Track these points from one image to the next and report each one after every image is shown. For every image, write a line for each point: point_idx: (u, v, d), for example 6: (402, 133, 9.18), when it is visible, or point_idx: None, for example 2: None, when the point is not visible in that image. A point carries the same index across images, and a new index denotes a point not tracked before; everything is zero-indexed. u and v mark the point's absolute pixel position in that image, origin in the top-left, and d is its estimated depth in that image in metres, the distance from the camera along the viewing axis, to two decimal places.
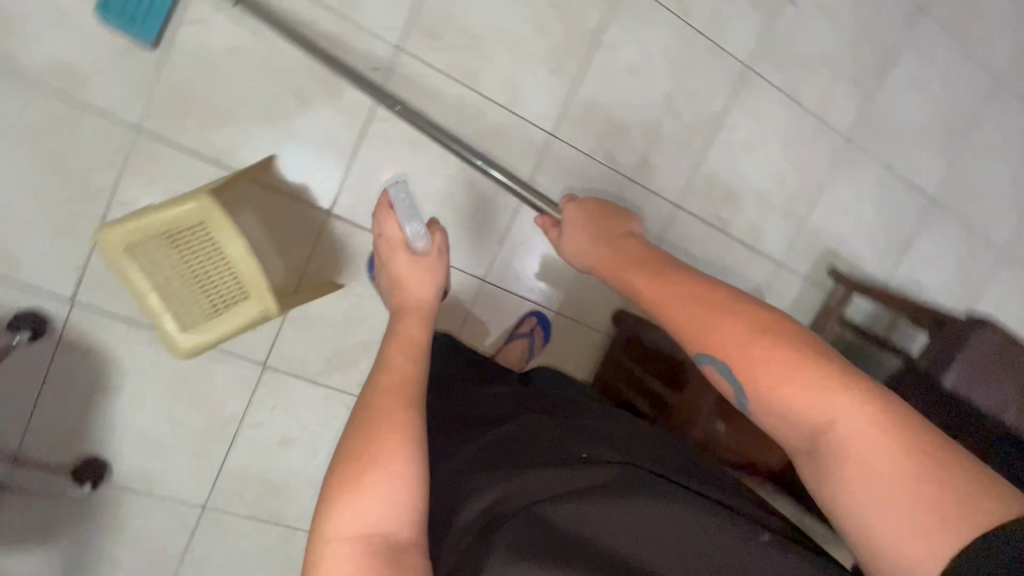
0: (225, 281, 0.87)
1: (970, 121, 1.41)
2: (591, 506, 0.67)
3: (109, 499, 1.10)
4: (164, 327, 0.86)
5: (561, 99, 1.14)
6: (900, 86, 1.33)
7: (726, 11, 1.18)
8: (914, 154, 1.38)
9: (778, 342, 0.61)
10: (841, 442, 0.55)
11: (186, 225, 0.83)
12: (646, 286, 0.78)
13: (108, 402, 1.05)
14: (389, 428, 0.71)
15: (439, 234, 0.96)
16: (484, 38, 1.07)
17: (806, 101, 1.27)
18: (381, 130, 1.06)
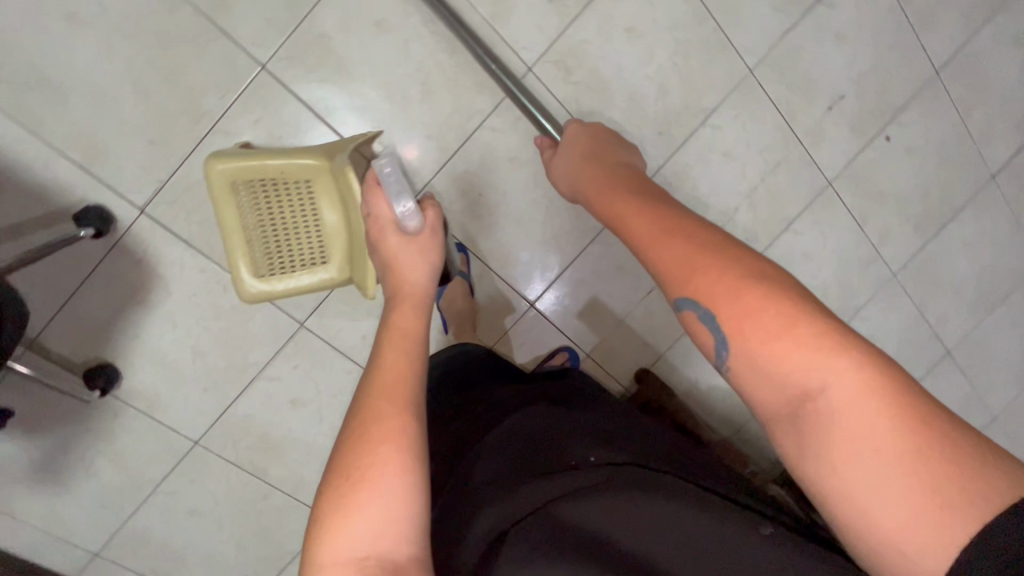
0: (306, 238, 0.87)
1: (1005, 291, 1.49)
2: (604, 504, 0.69)
3: (106, 408, 1.07)
4: (237, 269, 0.86)
5: (658, 159, 1.17)
6: (954, 242, 1.41)
7: (826, 127, 1.23)
8: (946, 305, 1.45)
9: (768, 295, 0.57)
10: (831, 410, 0.52)
11: (293, 177, 0.84)
12: (634, 219, 0.75)
13: (141, 315, 1.03)
14: (383, 434, 0.69)
15: (431, 212, 0.86)
16: (607, 83, 1.11)
17: (869, 229, 1.33)
18: (485, 137, 1.09)
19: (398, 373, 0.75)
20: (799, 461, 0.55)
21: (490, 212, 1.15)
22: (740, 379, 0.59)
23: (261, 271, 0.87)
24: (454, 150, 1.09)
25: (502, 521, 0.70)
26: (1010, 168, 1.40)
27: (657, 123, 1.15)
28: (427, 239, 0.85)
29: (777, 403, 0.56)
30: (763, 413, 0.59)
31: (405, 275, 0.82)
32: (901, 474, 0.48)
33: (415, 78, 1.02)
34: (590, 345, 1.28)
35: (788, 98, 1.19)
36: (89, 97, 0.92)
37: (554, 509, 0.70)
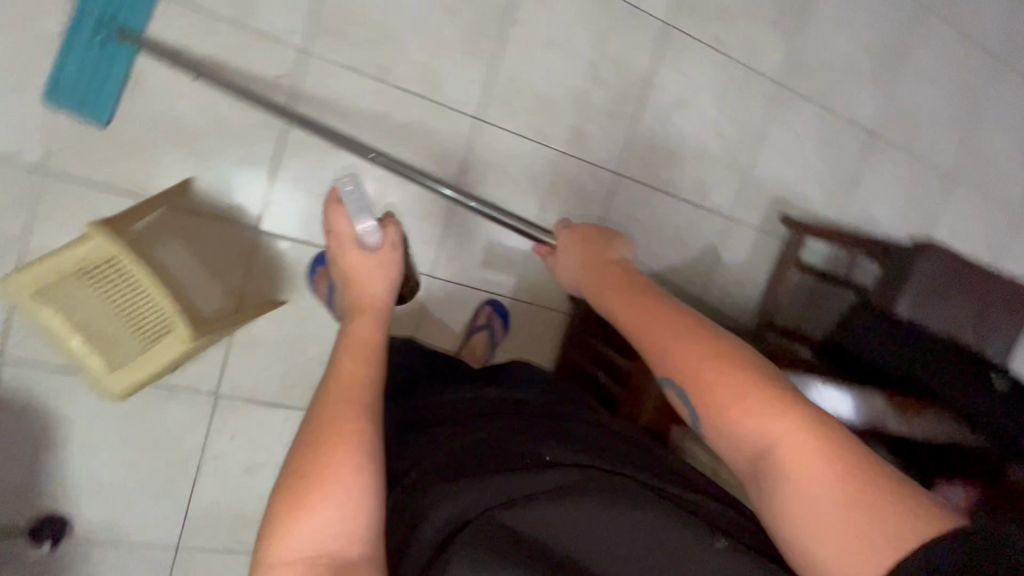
0: (144, 309, 0.83)
1: (902, 49, 1.41)
2: (561, 509, 0.54)
3: (74, 556, 1.05)
4: (89, 370, 0.82)
5: (484, 82, 1.11)
6: (824, 21, 1.32)
7: None
8: (848, 89, 1.38)
9: (729, 368, 0.51)
10: (783, 464, 0.47)
11: (97, 262, 0.81)
12: (621, 305, 0.63)
13: (58, 455, 1.01)
14: (333, 435, 0.61)
15: (393, 230, 0.86)
16: (396, 29, 1.03)
17: (731, 46, 1.26)
18: (298, 139, 1.02)
19: (353, 373, 0.70)
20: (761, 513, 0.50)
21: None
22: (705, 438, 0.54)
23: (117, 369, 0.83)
24: (273, 165, 1.02)
25: (452, 525, 0.55)
26: None
27: (463, 51, 1.08)
28: (385, 256, 0.85)
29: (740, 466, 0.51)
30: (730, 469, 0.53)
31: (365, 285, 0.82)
32: (853, 548, 0.42)
33: (196, 115, 0.96)
34: (509, 290, 1.24)
35: None
36: None
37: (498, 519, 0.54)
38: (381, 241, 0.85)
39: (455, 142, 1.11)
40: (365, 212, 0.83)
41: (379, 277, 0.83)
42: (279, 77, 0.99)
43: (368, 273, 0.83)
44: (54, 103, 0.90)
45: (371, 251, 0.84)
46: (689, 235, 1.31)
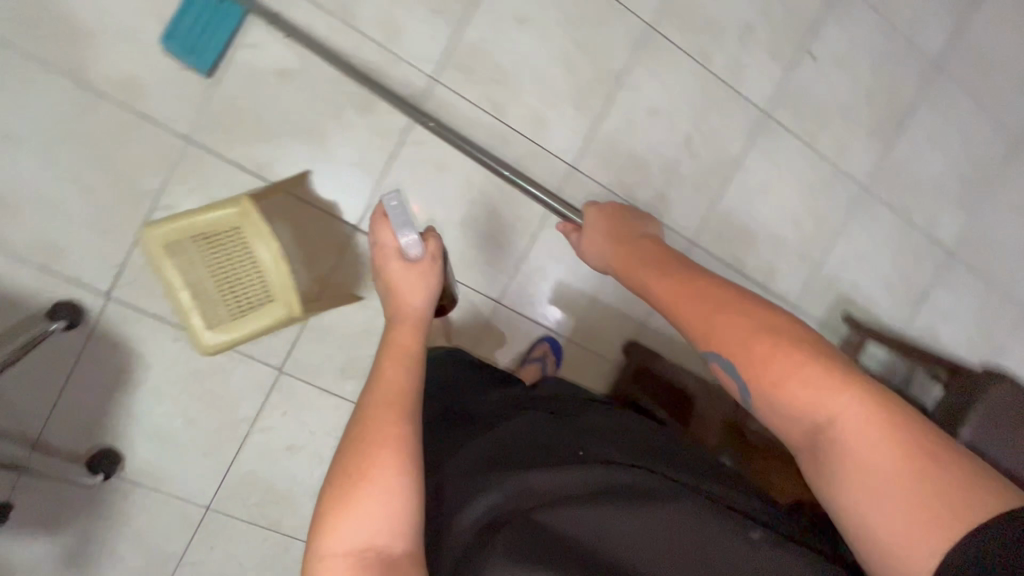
0: (251, 283, 0.91)
1: (957, 168, 1.39)
2: (599, 510, 0.63)
3: (116, 492, 1.11)
4: (192, 324, 0.90)
5: (575, 104, 1.17)
6: (926, 194, 1.38)
7: (744, 60, 1.23)
8: (933, 207, 1.39)
9: (756, 329, 0.64)
10: (840, 434, 0.56)
11: (222, 229, 0.89)
12: (670, 293, 0.77)
13: (130, 394, 1.09)
14: (379, 434, 0.65)
15: (434, 242, 0.88)
16: (513, 72, 1.12)
17: (822, 149, 1.30)
18: (409, 153, 1.11)
19: (406, 349, 0.78)
20: (820, 488, 0.59)
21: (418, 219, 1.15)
22: (757, 411, 0.64)
23: (211, 325, 0.91)
24: (383, 170, 1.11)
25: (490, 515, 0.63)
26: (891, 58, 1.31)
27: (559, 95, 1.15)
28: (425, 267, 0.87)
29: (803, 439, 0.60)
30: (791, 443, 0.63)
31: (404, 298, 0.84)
32: (892, 487, 0.52)
33: (330, 115, 1.07)
34: (569, 329, 1.27)
35: (694, 42, 1.19)
36: (31, 204, 0.99)
37: (540, 514, 0.62)
38: (422, 255, 0.87)
39: (538, 169, 1.17)
40: (405, 227, 0.86)
41: (416, 288, 0.85)
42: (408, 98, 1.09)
43: (406, 283, 0.85)
44: (166, 47, 0.98)
45: (411, 265, 0.87)
46: None
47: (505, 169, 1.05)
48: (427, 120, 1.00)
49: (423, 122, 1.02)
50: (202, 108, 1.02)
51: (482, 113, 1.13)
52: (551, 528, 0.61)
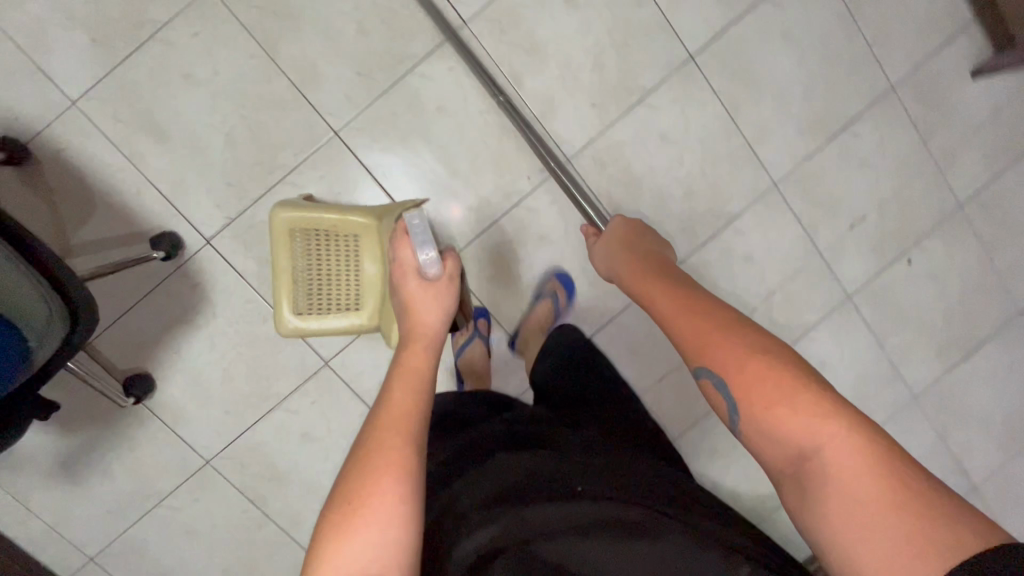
0: (345, 287, 0.97)
1: (1015, 416, 1.38)
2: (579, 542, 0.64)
3: (136, 416, 1.15)
4: (279, 304, 0.96)
5: (682, 227, 1.22)
6: (972, 424, 1.38)
7: (847, 243, 1.27)
8: (973, 441, 1.39)
9: (751, 349, 0.63)
10: (826, 465, 0.55)
11: (343, 233, 0.95)
12: (670, 308, 0.77)
13: (185, 333, 1.13)
14: (384, 461, 0.62)
15: (453, 261, 0.87)
16: (638, 179, 1.19)
17: (889, 349, 1.33)
18: (519, 215, 1.17)
19: (415, 370, 0.75)
20: (803, 517, 0.57)
21: (483, 263, 1.18)
22: (747, 438, 0.62)
23: (299, 310, 0.96)
24: (491, 221, 1.17)
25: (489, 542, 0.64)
26: (985, 292, 1.33)
27: (671, 214, 1.21)
28: (442, 289, 0.86)
29: (787, 465, 0.59)
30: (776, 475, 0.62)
31: (421, 317, 0.84)
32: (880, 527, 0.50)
33: (465, 157, 1.13)
34: None
35: (810, 212, 1.24)
36: (179, 139, 1.06)
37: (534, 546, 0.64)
38: (440, 274, 0.86)
39: None
40: (426, 244, 0.86)
41: (433, 306, 0.85)
42: (539, 169, 1.16)
43: (425, 304, 0.85)
44: None
45: (431, 285, 0.86)
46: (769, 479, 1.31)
47: (551, 160, 1.09)
48: (498, 94, 1.08)
49: (495, 96, 1.08)
50: (359, 111, 1.09)
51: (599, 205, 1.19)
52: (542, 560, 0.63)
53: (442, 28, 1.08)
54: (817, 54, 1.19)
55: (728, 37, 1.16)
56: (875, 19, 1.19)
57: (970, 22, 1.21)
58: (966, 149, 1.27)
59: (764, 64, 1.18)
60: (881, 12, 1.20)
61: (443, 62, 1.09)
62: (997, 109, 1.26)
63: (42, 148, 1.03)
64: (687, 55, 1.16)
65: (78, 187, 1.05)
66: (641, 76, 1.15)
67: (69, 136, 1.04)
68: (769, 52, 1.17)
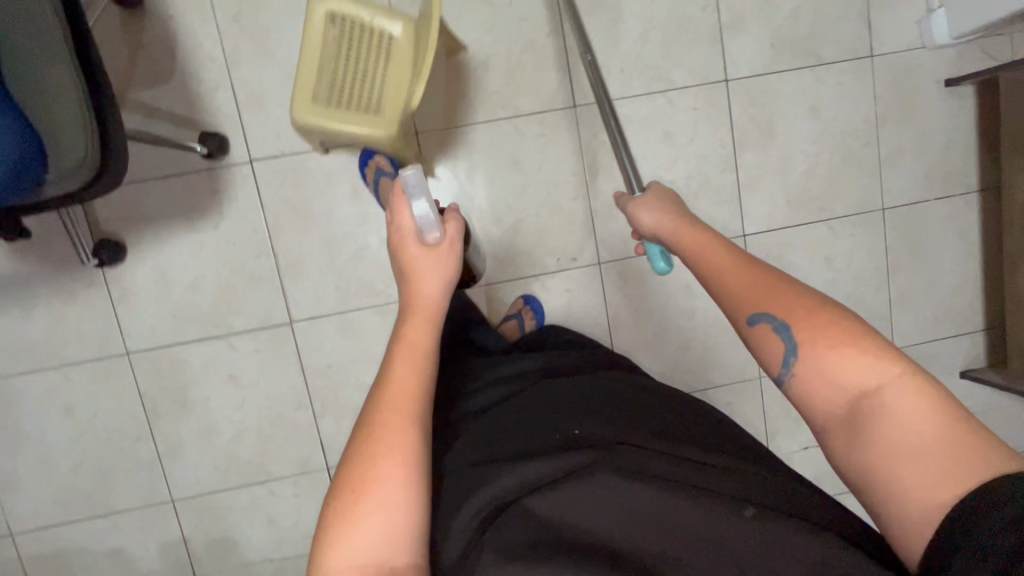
0: (368, 88, 0.90)
1: None
2: (583, 494, 0.59)
3: (86, 276, 1.11)
4: (298, 92, 0.89)
5: (664, 371, 1.26)
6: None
7: (795, 461, 1.32)
8: None
9: (818, 300, 0.58)
10: (883, 407, 0.52)
11: (374, 33, 0.90)
12: (716, 251, 0.66)
13: (180, 228, 1.11)
14: (386, 448, 0.57)
15: (454, 224, 0.72)
16: (649, 310, 1.23)
17: None
18: (533, 286, 1.20)
19: (415, 345, 0.65)
20: (836, 453, 0.56)
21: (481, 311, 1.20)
22: (795, 393, 0.57)
23: (319, 99, 0.89)
24: (507, 277, 1.19)
25: (489, 504, 0.62)
26: None
27: (661, 354, 1.25)
28: (442, 254, 0.70)
29: (834, 407, 0.55)
30: (810, 421, 0.58)
31: (414, 286, 0.69)
32: (926, 461, 0.50)
33: (513, 212, 1.17)
34: None
35: (778, 418, 1.30)
36: (278, 64, 1.08)
37: (532, 504, 0.60)
38: (440, 238, 0.71)
39: None
40: (421, 195, 0.70)
41: (428, 274, 0.69)
42: (569, 256, 1.20)
43: (426, 271, 0.69)
44: None
45: (429, 250, 0.70)
46: None
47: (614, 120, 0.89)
48: (590, 55, 0.94)
49: (585, 57, 0.96)
50: (445, 126, 1.14)
51: (604, 314, 1.22)
52: (542, 517, 0.59)
53: (553, 99, 1.15)
54: (846, 289, 1.27)
55: (781, 236, 1.24)
56: (907, 287, 1.29)
57: (980, 331, 1.31)
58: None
59: (799, 274, 1.26)
60: (915, 283, 1.29)
61: (538, 126, 1.15)
62: (969, 416, 1.34)
63: (154, 6, 1.05)
64: (740, 232, 1.23)
65: (165, 53, 1.07)
66: None
67: (184, 9, 1.06)
68: (808, 266, 1.26)
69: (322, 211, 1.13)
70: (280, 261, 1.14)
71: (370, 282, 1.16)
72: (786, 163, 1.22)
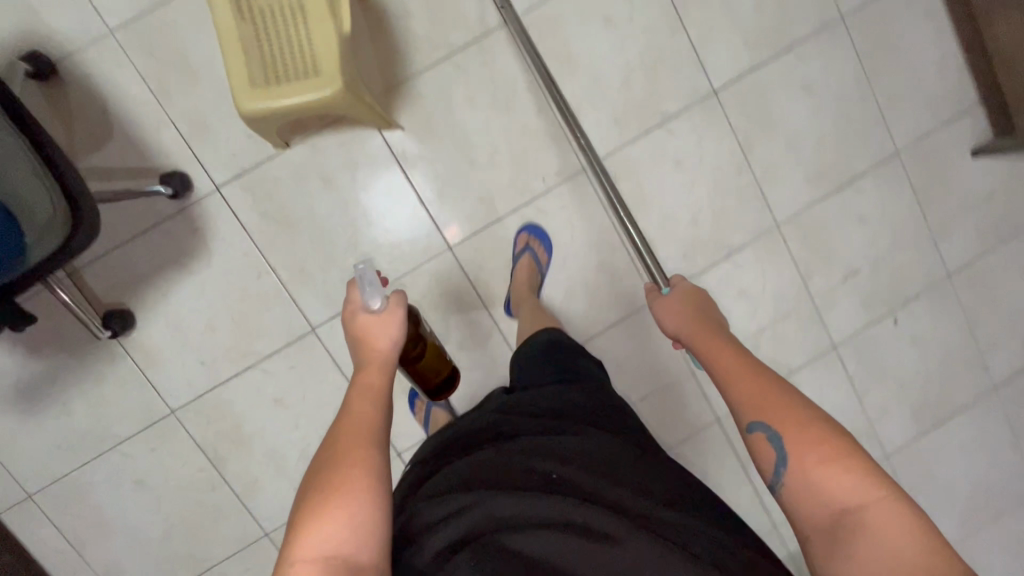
0: (297, 55, 0.91)
1: (978, 491, 1.41)
2: (564, 541, 0.56)
3: (106, 354, 1.11)
4: (235, 88, 0.90)
5: (684, 251, 1.24)
6: (935, 493, 1.40)
7: (838, 293, 1.31)
8: (935, 510, 1.40)
9: (813, 413, 0.59)
10: (863, 527, 0.52)
11: (281, 5, 0.91)
12: (728, 358, 0.68)
13: (176, 275, 1.11)
14: (347, 459, 0.61)
15: (400, 300, 0.73)
16: (650, 198, 1.21)
17: (865, 402, 1.36)
18: (529, 213, 1.18)
19: (370, 384, 0.70)
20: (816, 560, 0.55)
21: (488, 254, 1.18)
22: (783, 497, 0.59)
23: (256, 85, 0.91)
24: (502, 214, 1.18)
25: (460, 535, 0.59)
26: (965, 361, 1.36)
27: (674, 236, 1.23)
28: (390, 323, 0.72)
29: (815, 521, 0.56)
30: (796, 531, 0.59)
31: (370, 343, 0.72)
32: None
33: (484, 147, 1.15)
34: None
35: (807, 259, 1.28)
36: (207, 84, 1.07)
37: (509, 539, 0.57)
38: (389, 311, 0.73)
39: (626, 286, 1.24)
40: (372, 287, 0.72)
41: (383, 333, 0.72)
42: (555, 171, 1.18)
43: (377, 335, 0.72)
44: None
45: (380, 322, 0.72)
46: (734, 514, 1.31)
47: (621, 211, 0.90)
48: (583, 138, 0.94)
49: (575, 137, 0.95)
50: (390, 88, 1.12)
51: (607, 216, 1.21)
52: (515, 554, 0.56)
53: (486, 23, 1.12)
54: (832, 111, 1.25)
55: (751, 80, 1.21)
56: (891, 87, 1.26)
57: (978, 103, 1.28)
58: (961, 223, 1.31)
59: (782, 111, 1.23)
60: (898, 80, 1.26)
61: (479, 55, 1.13)
62: (993, 191, 1.31)
63: (70, 71, 1.04)
64: (711, 90, 1.21)
65: (98, 113, 1.05)
66: (665, 101, 1.19)
67: (99, 63, 1.04)
68: (788, 100, 1.23)
69: (303, 213, 1.12)
70: (282, 275, 1.13)
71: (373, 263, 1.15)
72: (731, 6, 1.19)
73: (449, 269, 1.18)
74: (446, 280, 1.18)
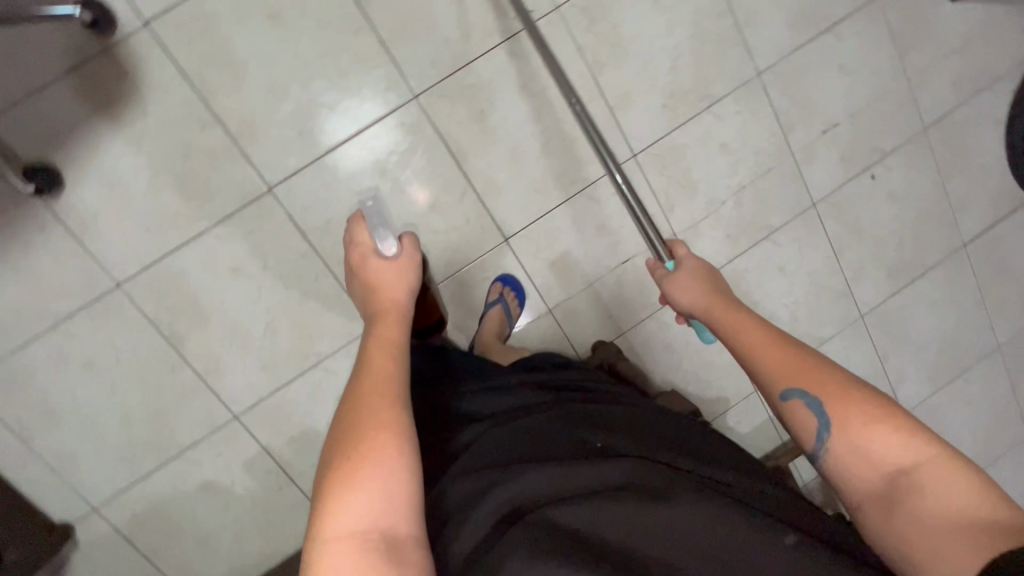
0: None
1: (946, 344, 1.44)
2: (609, 503, 0.55)
3: (34, 217, 0.99)
4: None
5: (664, 101, 1.19)
6: (906, 350, 1.43)
7: (818, 147, 1.28)
8: (905, 366, 1.44)
9: (849, 375, 0.56)
10: (912, 480, 0.50)
11: None
12: (753, 325, 0.62)
13: (106, 126, 0.99)
14: (375, 422, 0.55)
15: (413, 244, 0.72)
16: (628, 43, 1.15)
17: (844, 261, 1.35)
18: (501, 58, 1.09)
19: (390, 338, 0.64)
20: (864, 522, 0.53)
21: (458, 104, 1.10)
22: (826, 467, 0.56)
23: None
24: (471, 58, 1.08)
25: (501, 508, 0.57)
26: (939, 216, 1.37)
27: (653, 85, 1.18)
28: (405, 267, 0.71)
29: (857, 483, 0.53)
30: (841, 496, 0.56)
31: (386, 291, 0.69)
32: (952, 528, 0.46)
33: None
34: (553, 301, 1.21)
35: (788, 111, 1.25)
36: None
37: (553, 514, 0.55)
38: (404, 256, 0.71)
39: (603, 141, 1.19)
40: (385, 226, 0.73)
41: (401, 282, 0.70)
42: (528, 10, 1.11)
43: (393, 280, 0.70)
44: None
45: (394, 265, 0.71)
46: (716, 376, 1.31)
47: (623, 180, 0.80)
48: (576, 104, 0.84)
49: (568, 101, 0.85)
50: None
51: (583, 63, 1.14)
52: (564, 527, 0.54)
53: None
54: None
55: None
56: None
57: None
58: (937, 74, 1.30)
59: None
60: None
61: None
62: (969, 38, 1.29)
63: None
64: None
65: None
66: None
67: None
68: None
69: (249, 54, 1.01)
70: (230, 127, 1.02)
71: (332, 113, 1.06)
72: None
73: (417, 119, 1.09)
74: (414, 133, 1.09)
